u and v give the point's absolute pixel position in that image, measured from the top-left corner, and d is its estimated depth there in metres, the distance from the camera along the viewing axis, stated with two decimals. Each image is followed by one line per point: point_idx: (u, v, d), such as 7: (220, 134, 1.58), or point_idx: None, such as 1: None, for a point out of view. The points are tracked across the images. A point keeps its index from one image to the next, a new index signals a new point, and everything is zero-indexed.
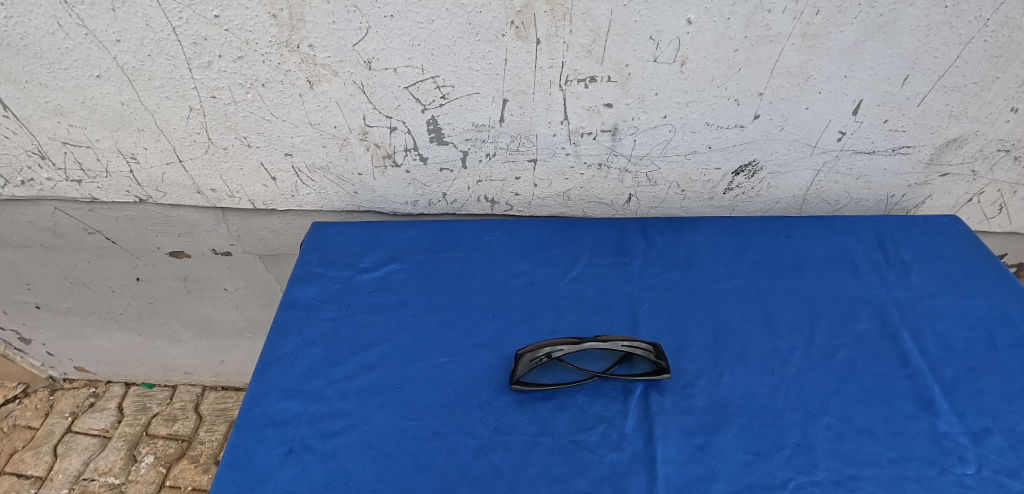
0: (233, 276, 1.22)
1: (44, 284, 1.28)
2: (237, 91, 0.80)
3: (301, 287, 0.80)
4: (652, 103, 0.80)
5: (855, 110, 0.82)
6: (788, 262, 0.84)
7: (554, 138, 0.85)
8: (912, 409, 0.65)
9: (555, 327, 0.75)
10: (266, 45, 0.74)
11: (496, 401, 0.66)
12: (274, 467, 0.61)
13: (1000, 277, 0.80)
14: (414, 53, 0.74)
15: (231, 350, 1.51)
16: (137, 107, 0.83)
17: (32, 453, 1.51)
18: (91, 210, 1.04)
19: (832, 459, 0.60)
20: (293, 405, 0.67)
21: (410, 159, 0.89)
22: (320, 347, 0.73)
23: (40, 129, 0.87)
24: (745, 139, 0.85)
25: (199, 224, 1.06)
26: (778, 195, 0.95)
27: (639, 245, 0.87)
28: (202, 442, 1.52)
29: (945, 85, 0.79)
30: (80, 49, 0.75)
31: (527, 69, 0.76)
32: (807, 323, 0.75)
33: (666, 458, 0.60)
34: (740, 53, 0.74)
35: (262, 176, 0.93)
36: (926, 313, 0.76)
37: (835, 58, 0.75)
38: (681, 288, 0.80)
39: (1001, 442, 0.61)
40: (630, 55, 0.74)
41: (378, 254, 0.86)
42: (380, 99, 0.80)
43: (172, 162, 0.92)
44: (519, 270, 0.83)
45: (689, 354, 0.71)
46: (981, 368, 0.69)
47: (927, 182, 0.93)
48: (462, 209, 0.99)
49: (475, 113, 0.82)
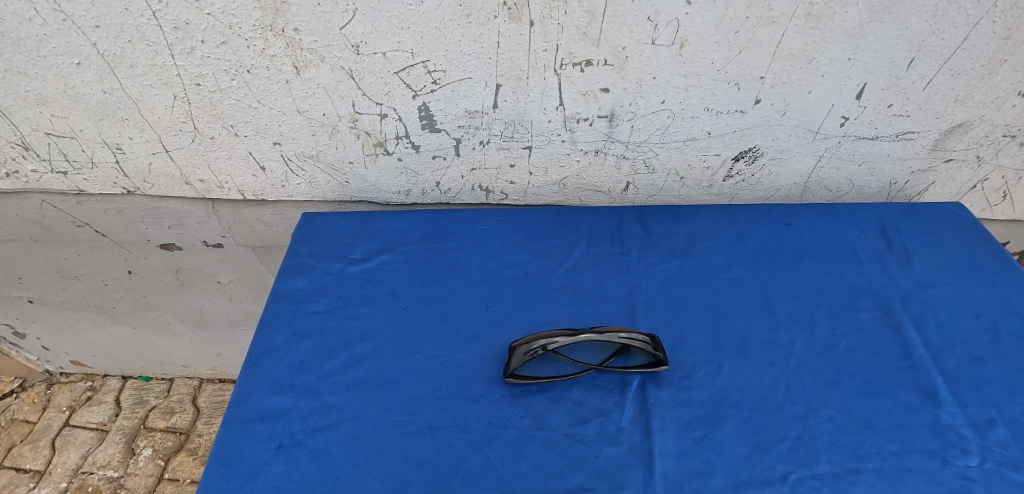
0: (226, 268, 1.21)
1: (34, 278, 1.26)
2: (222, 78, 0.77)
3: (290, 279, 0.79)
4: (650, 87, 0.78)
5: (859, 94, 0.79)
6: (789, 251, 0.82)
7: (550, 124, 0.83)
8: (914, 400, 0.63)
9: (550, 318, 0.73)
10: (250, 30, 0.71)
11: (489, 394, 0.65)
12: (263, 463, 0.60)
13: (1005, 265, 0.79)
14: (404, 36, 0.72)
15: (226, 343, 1.50)
16: (120, 95, 0.80)
17: (30, 447, 1.50)
18: (79, 202, 1.02)
19: (833, 452, 0.59)
20: (282, 400, 0.65)
21: (402, 147, 0.87)
22: (310, 340, 0.71)
23: (21, 120, 0.84)
24: (745, 125, 0.83)
25: (189, 215, 1.04)
26: (778, 182, 0.93)
27: (637, 234, 0.85)
28: (201, 434, 1.52)
29: (951, 69, 0.76)
30: (58, 35, 0.72)
31: (521, 53, 0.74)
32: (808, 313, 0.73)
33: (664, 452, 0.59)
34: (741, 35, 0.72)
35: (251, 165, 0.91)
36: (930, 303, 0.74)
37: (839, 40, 0.72)
38: (679, 278, 0.78)
39: (1005, 434, 0.60)
40: (627, 38, 0.72)
41: (369, 245, 0.84)
42: (369, 85, 0.78)
43: (158, 152, 0.90)
44: (514, 260, 0.81)
45: (688, 345, 0.69)
46: (985, 358, 0.67)
47: (931, 168, 0.91)
48: (456, 199, 0.97)
49: (468, 99, 0.80)
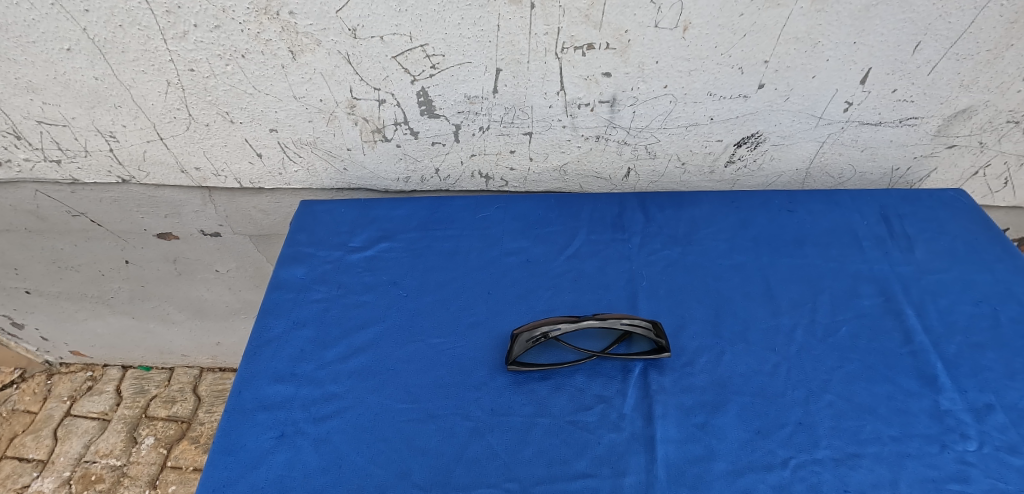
0: (223, 257, 1.20)
1: (30, 269, 1.25)
2: (215, 63, 0.76)
3: (289, 268, 0.78)
4: (652, 72, 0.77)
5: (863, 79, 0.78)
6: (791, 237, 0.82)
7: (551, 110, 0.82)
8: (914, 386, 0.63)
9: (552, 306, 0.73)
10: (243, 13, 0.69)
11: (491, 381, 0.64)
12: (265, 452, 0.60)
13: (1006, 251, 0.79)
14: (401, 19, 0.70)
15: (225, 332, 1.50)
16: (112, 82, 0.79)
17: (31, 437, 1.50)
18: (73, 191, 1.00)
19: (834, 437, 0.59)
20: (284, 388, 0.65)
21: (400, 133, 0.86)
22: (310, 328, 0.71)
23: (13, 108, 0.83)
24: (748, 110, 0.82)
25: (186, 204, 1.03)
26: (780, 168, 0.93)
27: (638, 220, 0.84)
28: (203, 423, 1.52)
29: (957, 53, 0.75)
30: (47, 20, 0.71)
31: (521, 36, 0.72)
32: (810, 299, 0.73)
33: (666, 438, 0.59)
34: (746, 18, 0.70)
35: (247, 152, 0.90)
36: (931, 289, 0.74)
37: (845, 23, 0.71)
38: (681, 265, 0.78)
39: (1004, 419, 0.60)
40: (630, 20, 0.71)
41: (369, 233, 0.83)
42: (367, 70, 0.77)
43: (153, 140, 0.88)
44: (515, 247, 0.81)
45: (689, 331, 0.69)
46: (985, 344, 0.67)
47: (933, 154, 0.90)
48: (455, 186, 0.96)
49: (467, 84, 0.79)
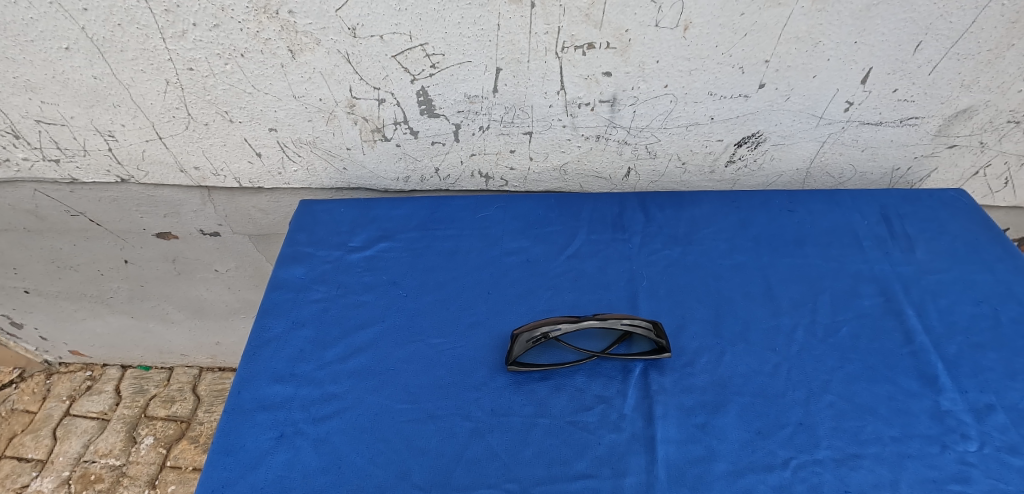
0: (223, 257, 1.20)
1: (29, 268, 1.24)
2: (214, 62, 0.75)
3: (289, 268, 0.78)
4: (653, 71, 0.77)
5: (864, 79, 0.78)
6: (791, 237, 0.82)
7: (551, 109, 0.82)
8: (915, 386, 0.63)
9: (552, 306, 0.73)
10: (242, 12, 0.69)
11: (491, 382, 0.64)
12: (265, 452, 0.59)
13: (1006, 251, 0.78)
14: (401, 18, 0.70)
15: (225, 331, 1.49)
16: (111, 81, 0.78)
17: (30, 436, 1.50)
18: (72, 191, 1.00)
19: (834, 437, 0.59)
20: (284, 389, 0.65)
21: (399, 132, 0.86)
22: (310, 328, 0.71)
23: (12, 107, 0.83)
24: (749, 110, 0.82)
25: (185, 204, 1.03)
26: (780, 168, 0.92)
27: (639, 220, 0.84)
28: (202, 422, 1.52)
29: (958, 53, 0.75)
30: (46, 19, 0.70)
31: (521, 35, 0.72)
32: (810, 299, 0.73)
33: (666, 438, 0.59)
34: (747, 17, 0.70)
35: (247, 152, 0.90)
36: (932, 289, 0.74)
37: (846, 23, 0.71)
38: (682, 264, 0.77)
39: (1004, 419, 0.60)
40: (630, 20, 0.70)
41: (368, 232, 0.83)
42: (366, 70, 0.76)
43: (152, 139, 0.88)
44: (515, 247, 0.80)
45: (689, 332, 0.69)
46: (985, 344, 0.67)
47: (934, 154, 0.90)
48: (455, 185, 0.96)
49: (467, 83, 0.79)
